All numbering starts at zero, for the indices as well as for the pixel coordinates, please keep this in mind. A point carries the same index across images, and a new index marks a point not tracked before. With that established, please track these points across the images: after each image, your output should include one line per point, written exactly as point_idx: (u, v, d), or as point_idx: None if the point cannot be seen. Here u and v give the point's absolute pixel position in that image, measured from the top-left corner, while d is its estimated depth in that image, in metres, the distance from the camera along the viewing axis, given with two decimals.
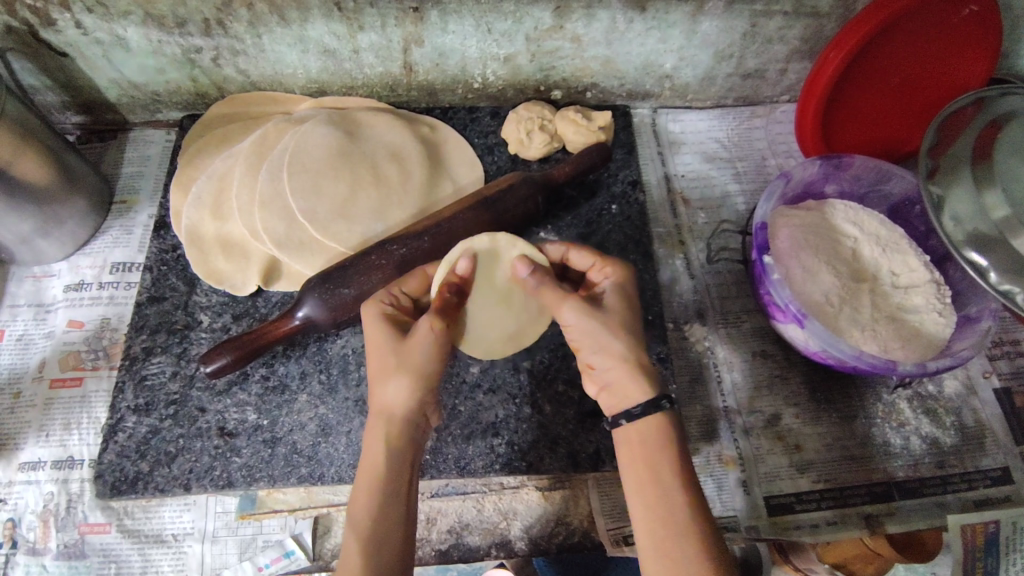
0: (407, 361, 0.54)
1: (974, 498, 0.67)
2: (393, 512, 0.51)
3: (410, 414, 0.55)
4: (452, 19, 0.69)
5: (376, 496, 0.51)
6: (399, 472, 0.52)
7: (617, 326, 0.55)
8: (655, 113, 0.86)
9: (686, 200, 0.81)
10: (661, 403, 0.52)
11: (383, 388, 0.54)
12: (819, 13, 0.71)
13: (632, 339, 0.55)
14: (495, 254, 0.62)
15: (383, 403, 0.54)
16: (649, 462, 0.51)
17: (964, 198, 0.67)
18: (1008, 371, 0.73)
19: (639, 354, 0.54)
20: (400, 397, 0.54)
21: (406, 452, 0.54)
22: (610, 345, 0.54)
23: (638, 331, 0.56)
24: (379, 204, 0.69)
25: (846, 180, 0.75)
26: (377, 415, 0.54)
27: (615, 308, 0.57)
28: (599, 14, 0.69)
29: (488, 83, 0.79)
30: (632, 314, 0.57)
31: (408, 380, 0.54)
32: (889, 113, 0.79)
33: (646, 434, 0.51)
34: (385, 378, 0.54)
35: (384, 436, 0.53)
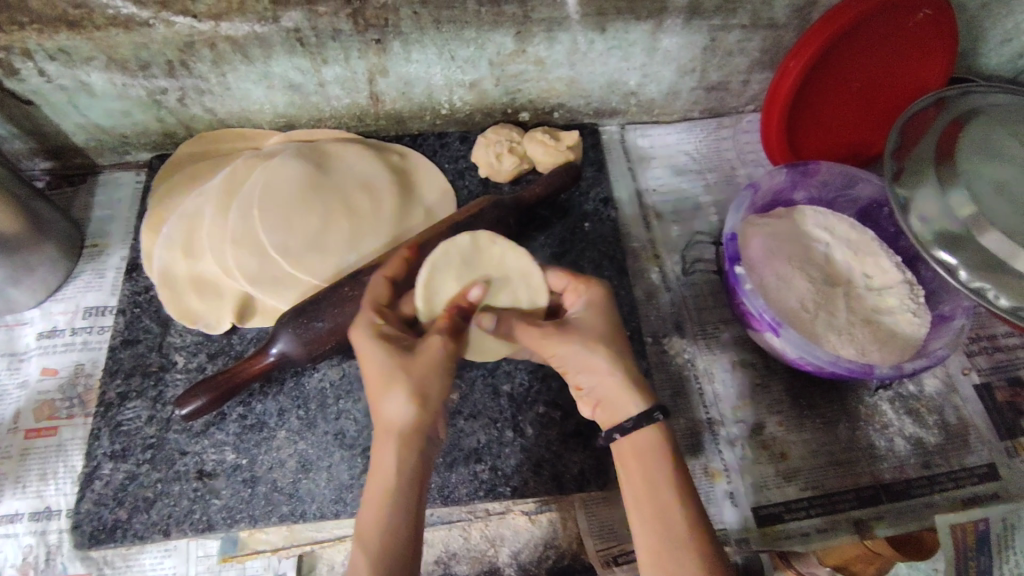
0: (411, 374, 0.53)
1: (963, 496, 0.67)
2: (400, 529, 0.49)
3: (414, 426, 0.52)
4: (415, 48, 0.69)
5: (384, 515, 0.49)
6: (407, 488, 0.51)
7: (599, 342, 0.55)
8: (624, 129, 0.86)
9: (659, 214, 0.81)
10: (653, 415, 0.52)
11: (385, 401, 0.52)
12: (776, 24, 0.73)
13: (617, 353, 0.54)
14: (476, 254, 0.63)
15: (387, 418, 0.52)
16: (645, 475, 0.51)
17: (931, 198, 0.68)
18: (986, 366, 0.74)
19: (626, 365, 0.54)
20: (406, 410, 0.52)
21: (414, 468, 0.52)
22: (593, 362, 0.54)
23: (621, 345, 0.56)
24: (351, 234, 0.70)
25: (815, 186, 0.76)
26: (382, 430, 0.52)
27: (591, 324, 0.56)
28: (559, 36, 0.70)
29: (456, 109, 0.79)
30: (610, 327, 0.57)
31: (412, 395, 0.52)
32: (853, 118, 0.80)
33: (641, 447, 0.51)
34: (384, 393, 0.52)
35: (394, 453, 0.51)
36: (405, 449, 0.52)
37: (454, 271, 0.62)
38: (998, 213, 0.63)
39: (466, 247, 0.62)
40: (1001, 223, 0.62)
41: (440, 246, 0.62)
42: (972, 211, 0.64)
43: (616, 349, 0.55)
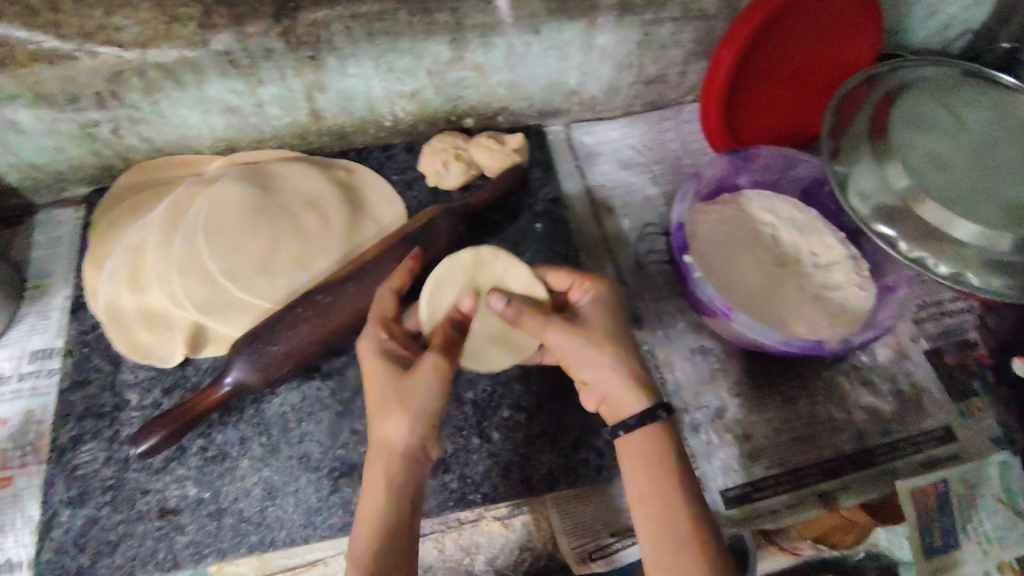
0: (406, 398, 0.54)
1: (923, 460, 0.69)
2: (395, 552, 0.50)
3: (409, 450, 0.54)
4: (351, 62, 0.69)
5: (377, 538, 0.50)
6: (401, 511, 0.52)
7: (604, 341, 0.55)
8: (569, 128, 0.87)
9: (610, 209, 0.82)
10: (658, 412, 0.53)
11: (383, 423, 0.53)
12: (707, 15, 0.74)
13: (621, 351, 0.55)
14: (478, 264, 0.64)
15: (384, 440, 0.53)
16: (648, 474, 0.52)
17: (868, 173, 0.70)
18: (935, 331, 0.76)
19: (630, 363, 0.55)
20: (402, 434, 0.53)
21: (405, 490, 0.53)
22: (598, 361, 0.55)
23: (626, 342, 0.56)
24: (301, 254, 0.69)
25: (757, 170, 0.78)
26: (377, 449, 0.53)
27: (596, 321, 0.57)
28: (495, 41, 0.70)
29: (399, 120, 0.79)
30: (614, 324, 0.57)
31: (407, 417, 0.53)
32: (790, 102, 0.82)
33: (646, 445, 0.52)
34: (382, 416, 0.54)
35: (387, 477, 0.52)
36: (397, 473, 0.53)
37: (455, 281, 0.64)
38: (932, 183, 0.65)
39: (469, 260, 0.64)
40: (937, 194, 0.65)
41: (445, 261, 0.64)
42: (908, 183, 0.66)
43: (619, 346, 0.56)
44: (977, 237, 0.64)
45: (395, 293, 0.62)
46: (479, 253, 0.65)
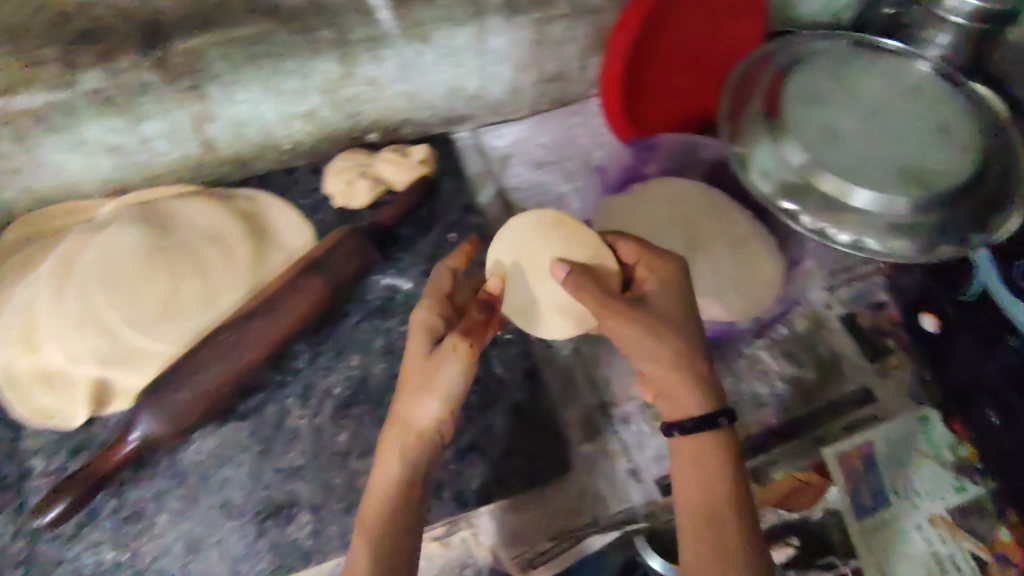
0: (437, 377, 0.54)
1: (845, 423, 0.71)
2: (401, 533, 0.51)
3: (430, 436, 0.54)
4: (236, 89, 0.66)
5: (387, 517, 0.51)
6: (411, 496, 0.53)
7: (671, 334, 0.54)
8: (476, 133, 0.86)
9: (525, 210, 0.82)
10: (719, 419, 0.52)
11: (410, 399, 0.54)
12: (597, 8, 0.74)
13: (685, 347, 0.54)
14: (534, 230, 0.61)
15: (411, 418, 0.54)
16: (700, 486, 0.52)
17: (766, 154, 0.70)
18: (847, 296, 0.79)
19: (691, 358, 0.54)
20: (431, 415, 0.54)
21: (415, 481, 0.53)
22: (658, 355, 0.54)
23: (691, 335, 0.55)
24: (206, 292, 0.67)
25: (661, 159, 0.80)
26: (398, 424, 0.54)
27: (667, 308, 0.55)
28: (385, 54, 0.68)
29: (299, 142, 0.77)
30: (682, 317, 0.55)
31: (433, 396, 0.54)
32: (689, 88, 0.83)
33: (699, 449, 0.53)
34: (416, 395, 0.54)
35: (401, 454, 0.53)
36: (412, 453, 0.54)
37: (510, 249, 0.62)
38: (825, 158, 0.67)
39: (535, 221, 0.62)
40: (831, 166, 0.66)
41: (512, 220, 0.62)
42: (803, 160, 0.67)
43: (683, 340, 0.54)
44: (874, 202, 0.65)
45: (454, 272, 0.60)
46: (532, 217, 0.62)
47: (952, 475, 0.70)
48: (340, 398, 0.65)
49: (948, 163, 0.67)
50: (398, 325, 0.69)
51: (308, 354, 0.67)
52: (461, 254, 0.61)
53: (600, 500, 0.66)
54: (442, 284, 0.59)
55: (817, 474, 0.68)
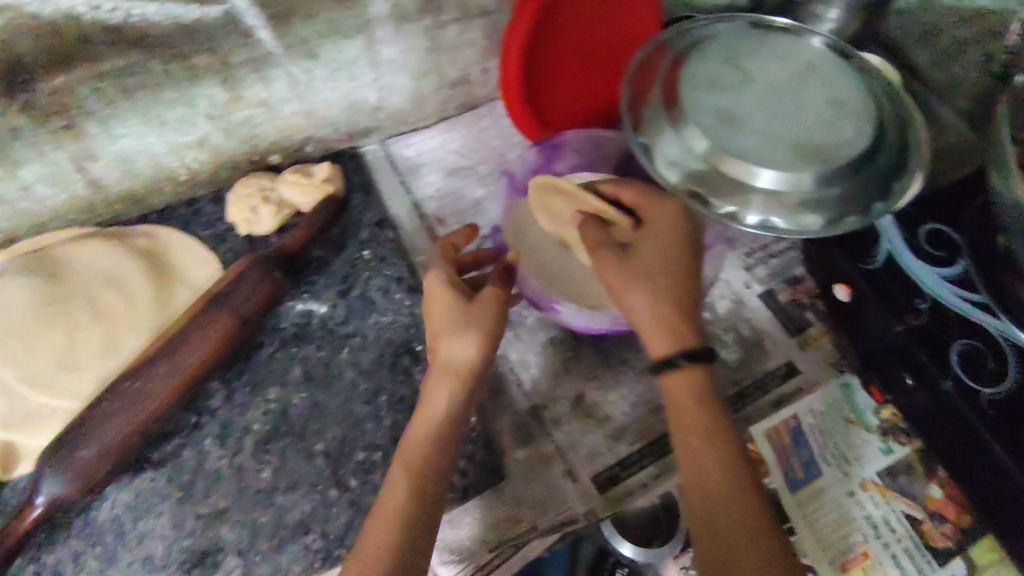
0: (476, 321, 0.57)
1: (771, 400, 0.74)
2: (439, 460, 0.55)
3: (475, 372, 0.57)
4: (116, 123, 0.63)
5: (425, 448, 0.55)
6: (449, 426, 0.56)
7: (649, 288, 0.59)
8: (385, 145, 0.84)
9: (441, 219, 0.80)
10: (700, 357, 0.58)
11: (453, 342, 0.57)
12: (487, 10, 0.74)
13: (667, 300, 0.58)
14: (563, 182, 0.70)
15: (453, 356, 0.57)
16: (697, 436, 0.56)
17: (670, 142, 0.70)
18: (764, 274, 0.81)
19: (670, 315, 0.58)
20: (471, 353, 0.57)
21: (447, 432, 0.56)
22: (634, 300, 0.59)
23: (679, 288, 0.59)
24: (105, 338, 0.64)
25: (570, 156, 0.80)
26: (444, 367, 0.57)
27: (655, 265, 0.60)
28: (272, 74, 0.67)
29: (195, 172, 0.74)
30: (669, 269, 0.60)
31: (479, 336, 0.57)
32: (595, 80, 0.83)
33: (683, 392, 0.58)
34: (459, 336, 0.57)
35: (449, 396, 0.57)
36: (457, 392, 0.57)
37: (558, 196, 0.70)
38: (726, 142, 0.67)
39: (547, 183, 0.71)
40: (733, 151, 0.66)
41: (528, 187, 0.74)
42: (706, 145, 0.67)
43: (667, 295, 0.58)
44: (778, 182, 0.66)
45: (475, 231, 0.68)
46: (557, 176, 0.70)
47: (878, 439, 0.72)
48: (260, 433, 0.64)
49: (849, 134, 0.68)
50: (316, 352, 0.68)
51: (223, 392, 0.65)
52: (465, 232, 0.67)
53: (538, 506, 0.65)
54: (448, 251, 0.65)
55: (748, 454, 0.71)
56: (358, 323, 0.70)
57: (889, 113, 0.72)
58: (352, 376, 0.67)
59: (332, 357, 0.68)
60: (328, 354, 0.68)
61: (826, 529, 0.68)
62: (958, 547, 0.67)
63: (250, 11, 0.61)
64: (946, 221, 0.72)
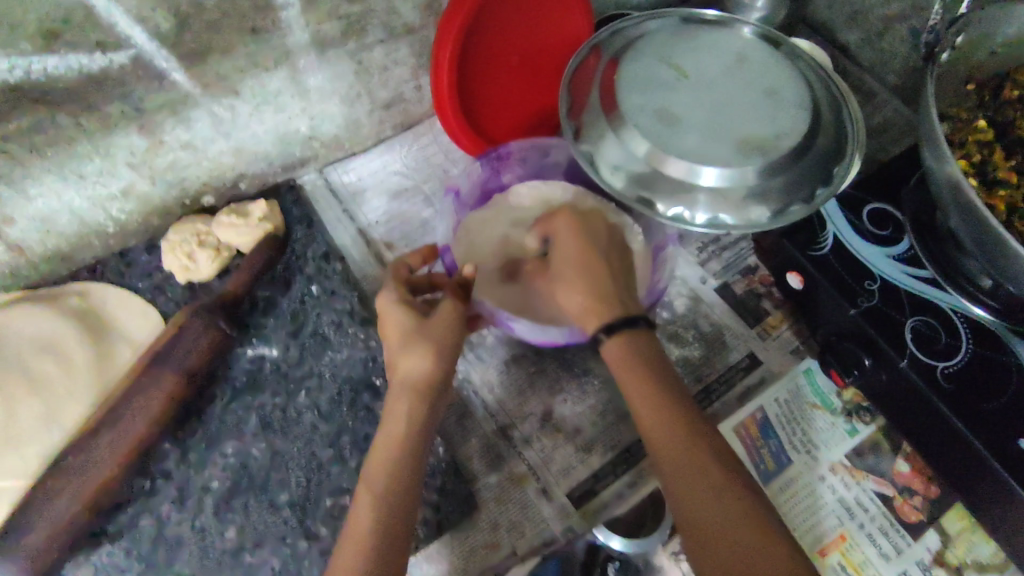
0: (431, 336, 0.55)
1: (737, 394, 0.74)
2: (409, 475, 0.52)
3: (437, 385, 0.55)
4: (29, 183, 0.60)
5: (390, 477, 0.52)
6: (417, 452, 0.53)
7: (581, 273, 0.58)
8: (323, 173, 0.82)
9: (389, 244, 0.78)
10: (639, 321, 0.56)
11: (405, 358, 0.55)
12: (412, 28, 0.72)
13: (598, 281, 0.57)
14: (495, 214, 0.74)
15: (408, 373, 0.54)
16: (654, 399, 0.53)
17: (612, 146, 0.69)
18: (719, 267, 0.81)
19: (605, 293, 0.57)
20: (425, 367, 0.54)
21: (415, 439, 0.54)
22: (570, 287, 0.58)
23: (606, 270, 0.58)
24: (45, 409, 0.61)
25: (516, 166, 0.79)
26: (400, 383, 0.55)
27: (574, 252, 0.59)
28: (192, 115, 0.65)
29: (124, 222, 0.70)
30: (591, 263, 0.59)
31: (430, 351, 0.55)
32: (530, 88, 0.82)
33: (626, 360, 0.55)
34: (408, 350, 0.55)
35: (409, 407, 0.54)
36: (418, 405, 0.54)
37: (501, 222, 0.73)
38: (667, 142, 0.66)
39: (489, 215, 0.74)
40: (673, 151, 0.66)
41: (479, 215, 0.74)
42: (647, 148, 0.67)
43: (598, 277, 0.58)
44: (722, 179, 0.66)
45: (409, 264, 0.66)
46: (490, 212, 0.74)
47: (843, 421, 0.73)
48: (219, 492, 0.61)
49: (787, 123, 0.68)
50: (271, 399, 0.66)
51: (177, 452, 0.63)
52: (419, 253, 0.66)
53: (516, 529, 0.64)
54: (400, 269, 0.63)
55: None
56: (313, 362, 0.68)
57: (823, 97, 0.73)
58: (311, 420, 0.65)
59: (288, 403, 0.66)
60: (284, 398, 0.66)
61: (802, 518, 0.68)
62: (929, 519, 0.68)
63: (159, 53, 0.58)
64: (887, 200, 0.74)
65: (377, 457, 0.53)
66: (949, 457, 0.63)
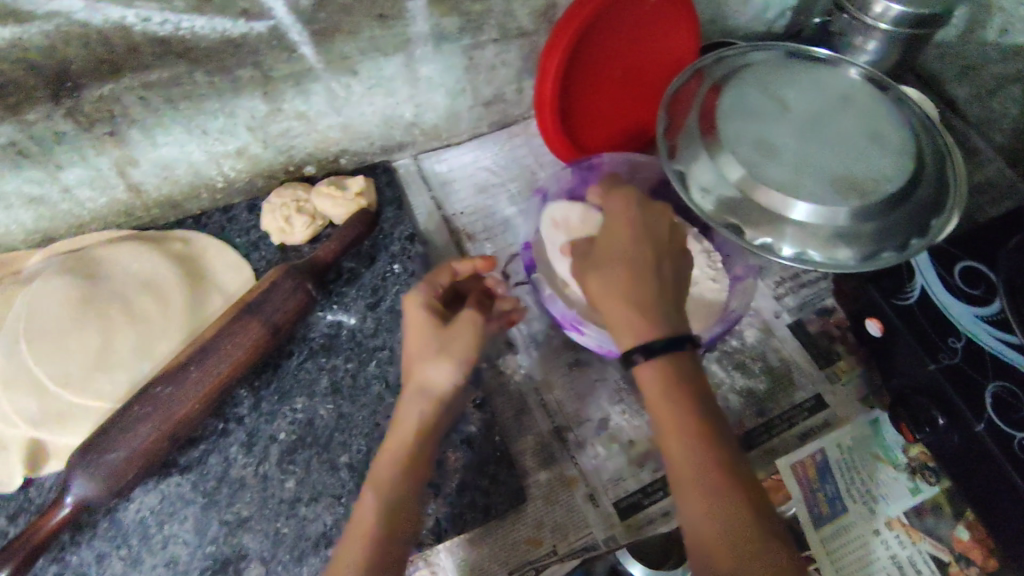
0: (451, 346, 0.57)
1: (798, 433, 0.73)
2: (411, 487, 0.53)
3: (447, 396, 0.58)
4: (157, 132, 0.65)
5: (394, 480, 0.53)
6: (420, 462, 0.55)
7: (621, 270, 0.55)
8: (417, 159, 0.85)
9: (471, 236, 0.80)
10: (683, 342, 0.52)
11: (424, 368, 0.57)
12: (526, 32, 0.75)
13: (649, 300, 0.53)
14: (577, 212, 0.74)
15: (423, 383, 0.57)
16: (674, 402, 0.51)
17: (705, 169, 0.70)
18: (795, 305, 0.81)
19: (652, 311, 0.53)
20: (441, 380, 0.57)
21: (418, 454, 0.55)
22: (611, 298, 0.54)
23: (656, 285, 0.54)
24: (140, 342, 0.65)
25: (606, 177, 0.81)
26: (416, 389, 0.57)
27: (622, 248, 0.56)
28: (312, 88, 0.69)
29: (232, 180, 0.75)
30: (647, 276, 0.54)
31: (451, 362, 0.57)
32: (629, 105, 0.84)
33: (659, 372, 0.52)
34: (430, 359, 0.57)
35: (420, 412, 0.56)
36: (427, 412, 0.56)
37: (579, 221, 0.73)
38: (761, 170, 0.67)
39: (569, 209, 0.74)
40: (768, 181, 0.66)
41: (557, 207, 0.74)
42: (740, 173, 0.67)
43: (648, 292, 0.53)
44: (812, 215, 0.65)
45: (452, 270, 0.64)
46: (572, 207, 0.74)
47: (906, 477, 0.71)
48: (285, 444, 0.64)
49: (885, 166, 0.67)
50: (344, 364, 0.69)
51: (251, 399, 0.66)
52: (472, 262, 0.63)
53: (559, 528, 0.65)
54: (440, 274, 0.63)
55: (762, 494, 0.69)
56: (387, 336, 0.71)
57: (927, 146, 0.72)
58: (379, 390, 0.68)
59: (359, 370, 0.69)
60: (355, 366, 0.69)
61: (850, 568, 0.66)
62: None
63: (294, 27, 0.62)
64: (982, 257, 0.68)
65: (384, 457, 0.54)
66: (999, 518, 0.62)
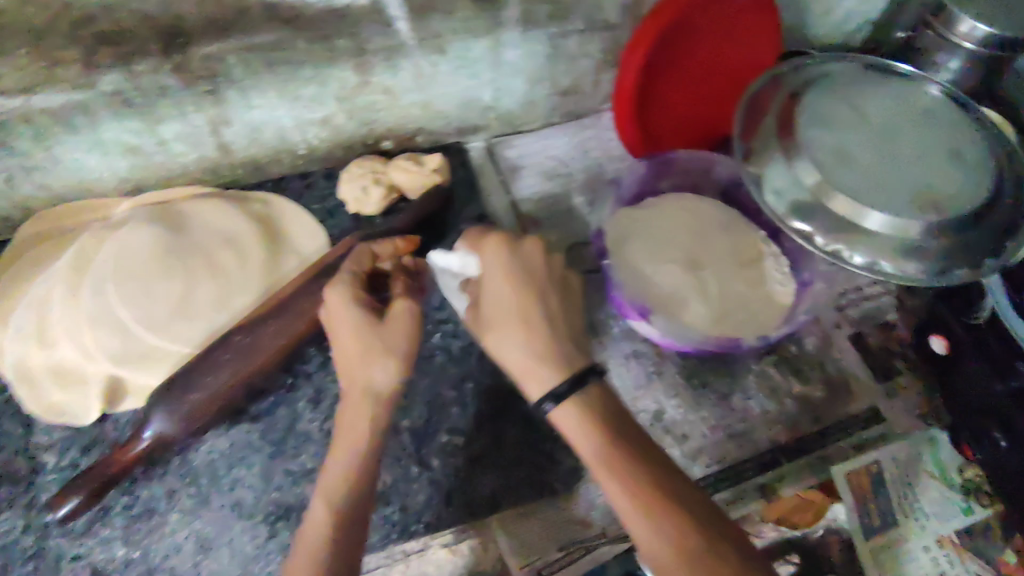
0: (389, 346, 0.56)
1: (853, 444, 0.72)
2: (361, 498, 0.53)
3: (394, 396, 0.57)
4: (253, 94, 0.67)
5: (351, 492, 0.53)
6: (370, 471, 0.54)
7: (515, 323, 0.53)
8: (489, 143, 0.87)
9: (537, 221, 0.81)
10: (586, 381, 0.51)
11: (368, 370, 0.56)
12: (611, 25, 0.76)
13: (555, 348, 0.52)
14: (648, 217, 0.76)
15: (368, 384, 0.56)
16: (603, 444, 0.49)
17: (780, 172, 0.70)
18: (857, 317, 0.80)
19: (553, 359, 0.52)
20: (387, 381, 0.56)
21: (367, 464, 0.54)
22: (514, 346, 0.52)
23: (550, 334, 0.52)
24: (219, 294, 0.67)
25: (677, 175, 0.82)
26: (361, 393, 0.56)
27: (504, 296, 0.54)
28: (401, 63, 0.70)
29: (313, 147, 0.78)
30: (538, 323, 0.53)
31: (390, 362, 0.56)
32: (703, 105, 0.85)
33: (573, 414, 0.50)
34: (368, 361, 0.56)
35: (369, 417, 0.55)
36: (375, 416, 0.56)
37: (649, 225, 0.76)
38: (838, 177, 0.67)
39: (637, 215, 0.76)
40: (843, 189, 0.66)
41: (626, 213, 0.77)
42: (816, 178, 0.67)
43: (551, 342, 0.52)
44: (887, 226, 0.65)
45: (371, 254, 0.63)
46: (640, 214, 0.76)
47: (956, 497, 0.72)
48: None
49: (963, 184, 0.67)
50: None
51: (320, 357, 0.68)
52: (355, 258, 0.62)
53: (609, 512, 0.66)
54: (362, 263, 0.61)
55: (811, 498, 0.70)
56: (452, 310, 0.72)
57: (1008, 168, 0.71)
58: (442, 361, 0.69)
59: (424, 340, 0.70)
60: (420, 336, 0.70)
61: None
62: None
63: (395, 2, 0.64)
64: None
65: (334, 466, 0.54)
66: None
